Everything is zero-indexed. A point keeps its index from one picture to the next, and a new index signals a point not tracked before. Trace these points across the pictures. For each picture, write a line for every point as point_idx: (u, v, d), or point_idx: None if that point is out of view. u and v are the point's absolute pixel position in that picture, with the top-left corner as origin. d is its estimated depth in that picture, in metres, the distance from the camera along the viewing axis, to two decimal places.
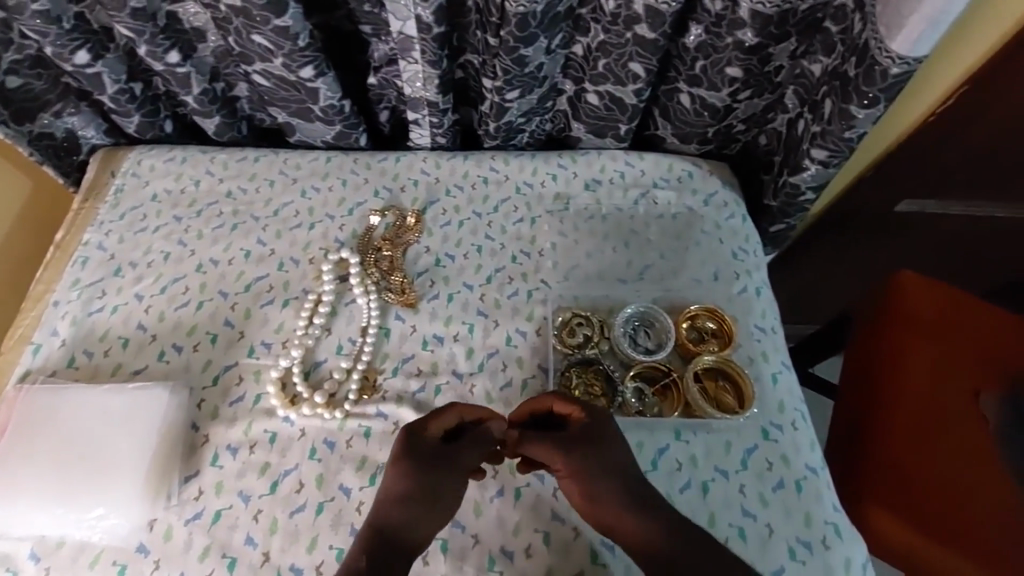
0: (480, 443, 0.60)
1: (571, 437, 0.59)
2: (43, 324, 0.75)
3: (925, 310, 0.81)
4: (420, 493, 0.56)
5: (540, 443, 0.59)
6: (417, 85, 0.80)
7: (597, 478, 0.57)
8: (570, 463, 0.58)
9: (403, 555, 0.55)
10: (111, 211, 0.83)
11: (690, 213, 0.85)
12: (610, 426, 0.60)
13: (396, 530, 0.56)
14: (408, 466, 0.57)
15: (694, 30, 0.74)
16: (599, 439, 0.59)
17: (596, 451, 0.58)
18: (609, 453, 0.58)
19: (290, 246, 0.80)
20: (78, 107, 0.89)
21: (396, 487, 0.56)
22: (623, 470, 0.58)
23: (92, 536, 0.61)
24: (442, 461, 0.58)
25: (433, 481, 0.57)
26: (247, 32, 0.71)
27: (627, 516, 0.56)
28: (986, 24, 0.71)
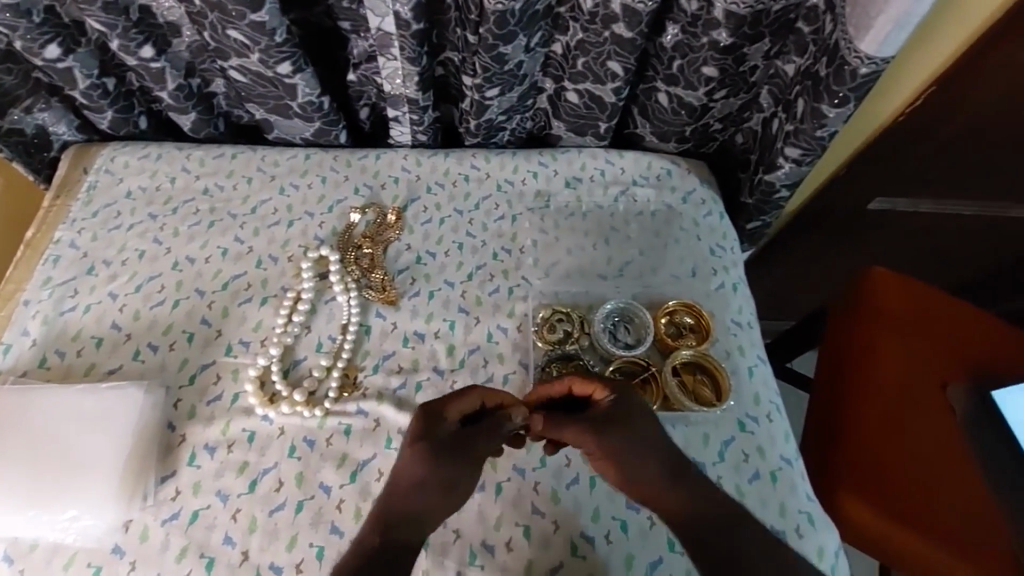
0: (500, 430, 0.58)
1: (601, 421, 0.56)
2: (12, 324, 0.73)
3: (895, 304, 0.84)
4: (438, 482, 0.56)
5: (570, 427, 0.57)
6: (397, 82, 0.80)
7: (635, 459, 0.56)
8: (601, 448, 0.57)
9: (420, 535, 0.57)
10: (84, 208, 0.81)
11: (668, 210, 0.86)
12: (640, 407, 0.58)
13: (413, 521, 0.56)
14: (427, 458, 0.55)
15: (671, 30, 0.76)
16: (628, 418, 0.57)
17: (630, 435, 0.56)
18: (642, 433, 0.57)
19: (268, 243, 0.79)
20: (50, 103, 0.87)
21: (414, 476, 0.55)
22: (652, 452, 0.57)
23: (65, 538, 0.60)
24: (459, 450, 0.56)
25: (451, 472, 0.56)
26: (223, 27, 0.71)
27: (669, 491, 0.57)
28: (950, 27, 0.73)
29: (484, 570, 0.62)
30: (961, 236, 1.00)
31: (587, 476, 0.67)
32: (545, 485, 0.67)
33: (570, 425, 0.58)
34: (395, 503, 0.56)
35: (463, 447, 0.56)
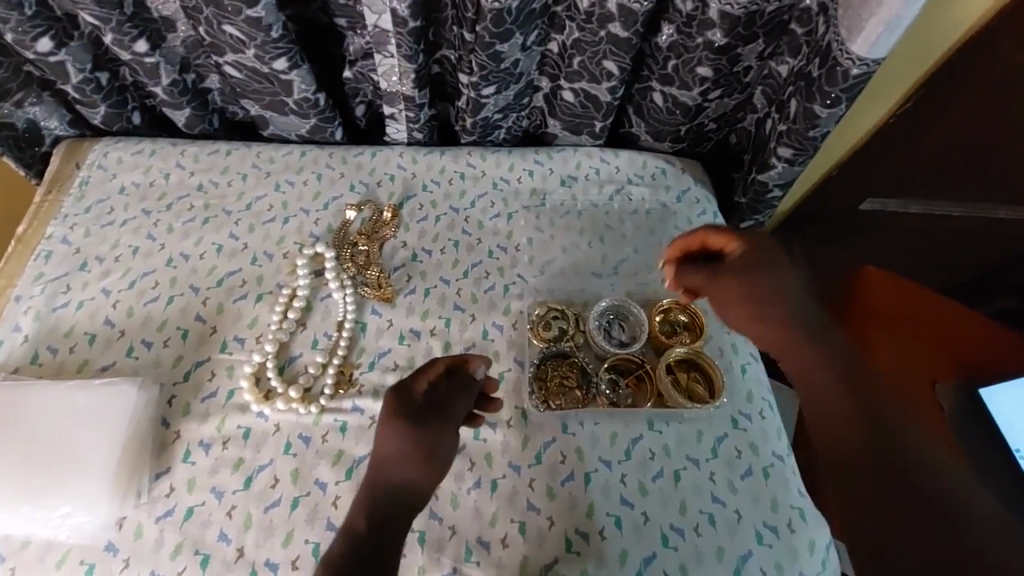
0: (467, 392, 0.63)
1: (739, 263, 0.66)
2: (4, 320, 0.72)
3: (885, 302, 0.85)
4: (411, 449, 0.58)
5: (703, 273, 0.68)
6: (394, 80, 0.80)
7: (756, 295, 0.64)
8: (742, 286, 0.65)
9: (403, 507, 0.58)
10: (76, 204, 0.81)
11: (663, 209, 0.86)
12: (767, 254, 0.66)
13: (403, 486, 0.58)
14: (399, 423, 0.59)
15: (666, 30, 0.77)
16: (750, 264, 0.66)
17: (757, 274, 0.65)
18: (773, 275, 0.64)
19: (264, 240, 0.79)
20: (41, 97, 0.86)
21: (385, 445, 0.59)
22: (788, 299, 0.63)
23: (58, 535, 0.59)
24: (425, 416, 0.60)
25: (422, 437, 0.59)
26: (218, 23, 0.70)
27: (801, 332, 0.62)
28: (940, 31, 0.75)
29: (479, 566, 0.63)
30: (951, 237, 1.01)
31: (582, 472, 0.68)
32: (541, 482, 0.67)
33: (701, 271, 0.69)
34: (374, 478, 0.59)
35: (429, 414, 0.60)
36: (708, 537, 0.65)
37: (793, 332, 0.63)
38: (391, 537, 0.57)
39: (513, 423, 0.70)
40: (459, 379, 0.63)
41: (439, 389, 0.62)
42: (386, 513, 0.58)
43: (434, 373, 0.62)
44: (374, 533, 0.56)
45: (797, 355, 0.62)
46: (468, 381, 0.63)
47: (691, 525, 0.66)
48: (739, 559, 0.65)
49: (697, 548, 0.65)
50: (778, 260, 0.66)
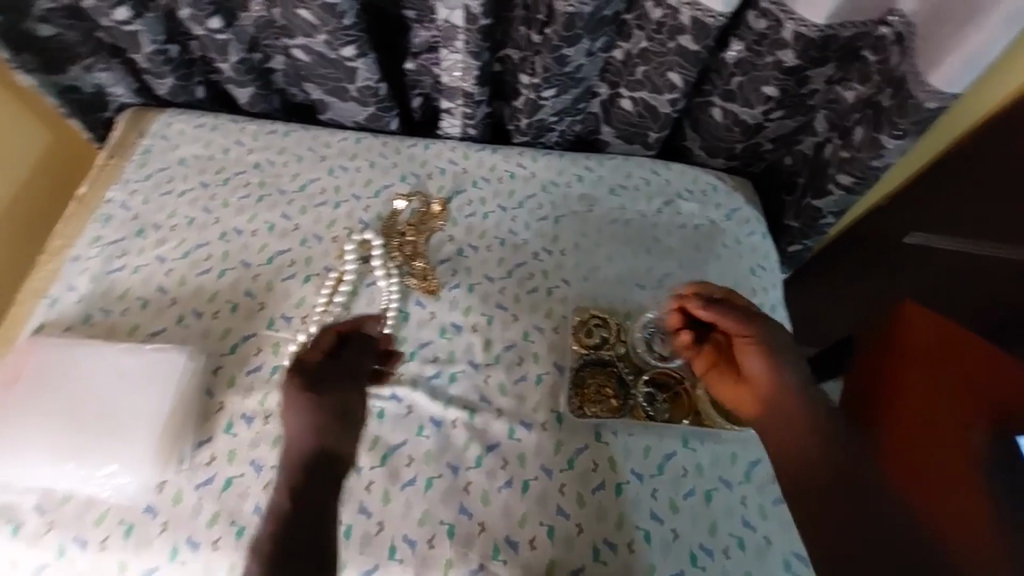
0: (365, 354, 0.66)
1: (748, 316, 0.62)
2: (61, 278, 0.74)
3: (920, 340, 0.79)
4: (322, 415, 0.59)
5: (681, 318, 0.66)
6: (456, 75, 0.81)
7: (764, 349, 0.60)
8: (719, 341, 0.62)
9: (332, 469, 0.58)
10: (137, 171, 0.82)
11: (711, 226, 0.86)
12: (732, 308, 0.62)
13: (325, 453, 0.58)
14: (303, 396, 0.60)
15: (735, 46, 0.75)
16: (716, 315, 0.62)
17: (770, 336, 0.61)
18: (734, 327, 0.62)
19: (314, 222, 0.80)
20: (110, 63, 0.87)
21: (302, 408, 0.59)
22: (788, 356, 0.60)
23: (101, 492, 0.61)
24: (325, 377, 0.62)
25: (329, 402, 0.60)
26: (294, 6, 0.72)
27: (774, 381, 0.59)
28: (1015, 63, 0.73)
29: (506, 566, 0.63)
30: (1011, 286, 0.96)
31: (613, 483, 0.68)
32: (572, 488, 0.67)
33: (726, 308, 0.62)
34: (292, 454, 0.57)
35: (321, 377, 0.61)
36: (735, 560, 0.65)
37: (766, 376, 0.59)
38: (325, 506, 0.56)
39: (549, 426, 0.70)
40: (358, 342, 0.66)
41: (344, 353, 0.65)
42: (314, 480, 0.57)
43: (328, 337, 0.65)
44: (303, 497, 0.55)
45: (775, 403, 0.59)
46: (365, 342, 0.67)
47: (720, 547, 0.65)
48: None
49: (723, 571, 0.64)
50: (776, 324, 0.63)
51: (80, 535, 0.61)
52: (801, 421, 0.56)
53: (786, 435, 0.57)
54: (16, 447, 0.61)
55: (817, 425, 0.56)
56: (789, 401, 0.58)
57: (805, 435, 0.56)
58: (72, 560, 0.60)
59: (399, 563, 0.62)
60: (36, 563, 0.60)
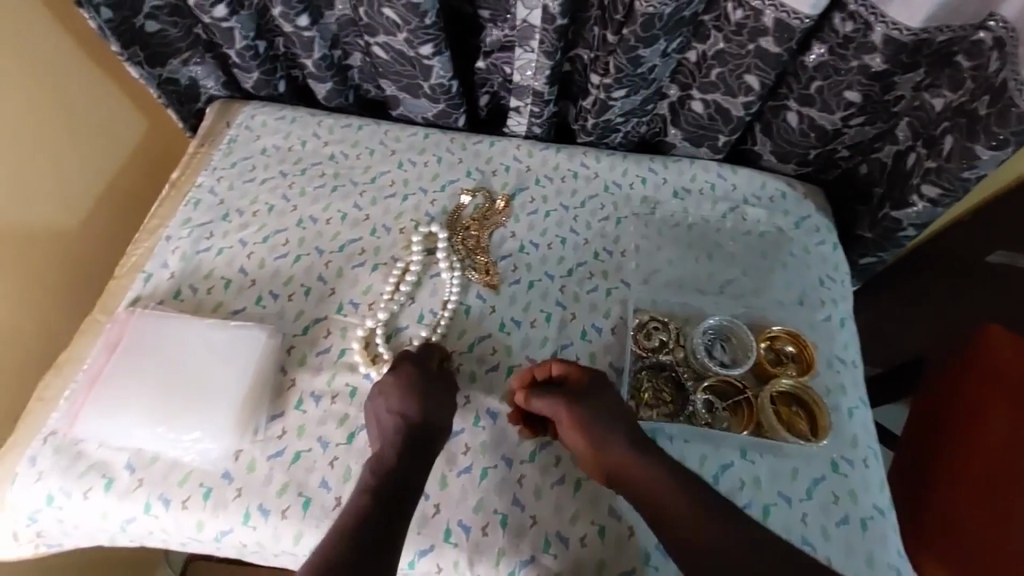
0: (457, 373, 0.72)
1: (576, 397, 0.64)
2: (155, 256, 0.80)
3: (1005, 367, 0.78)
4: (424, 410, 0.65)
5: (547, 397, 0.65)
6: (527, 74, 0.82)
7: (598, 426, 0.63)
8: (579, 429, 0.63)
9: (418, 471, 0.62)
10: (224, 158, 0.88)
11: (779, 233, 0.83)
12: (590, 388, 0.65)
13: (419, 440, 0.64)
14: (411, 391, 0.66)
15: (816, 50, 0.73)
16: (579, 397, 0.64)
17: (597, 413, 0.63)
18: (592, 404, 0.64)
19: (383, 213, 0.83)
20: (204, 57, 0.94)
21: (407, 408, 0.65)
22: (624, 422, 0.64)
23: (185, 455, 0.65)
24: (433, 386, 0.68)
25: (431, 401, 0.66)
26: (379, 5, 0.75)
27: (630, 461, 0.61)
28: None
29: (557, 560, 0.63)
30: None
31: None
32: None
33: (553, 395, 0.65)
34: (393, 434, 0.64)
35: (429, 386, 0.67)
36: None
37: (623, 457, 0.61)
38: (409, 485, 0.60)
39: None
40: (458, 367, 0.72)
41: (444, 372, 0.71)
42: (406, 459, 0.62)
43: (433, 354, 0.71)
44: (390, 484, 0.59)
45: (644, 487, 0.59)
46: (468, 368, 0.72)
47: None
48: None
49: None
50: (592, 387, 0.65)
51: (165, 494, 0.65)
52: (648, 482, 0.59)
53: (651, 501, 0.58)
54: (114, 408, 0.67)
55: (659, 477, 0.59)
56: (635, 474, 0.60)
57: (661, 493, 0.58)
58: (157, 517, 0.65)
59: (454, 547, 0.64)
60: (126, 517, 0.66)
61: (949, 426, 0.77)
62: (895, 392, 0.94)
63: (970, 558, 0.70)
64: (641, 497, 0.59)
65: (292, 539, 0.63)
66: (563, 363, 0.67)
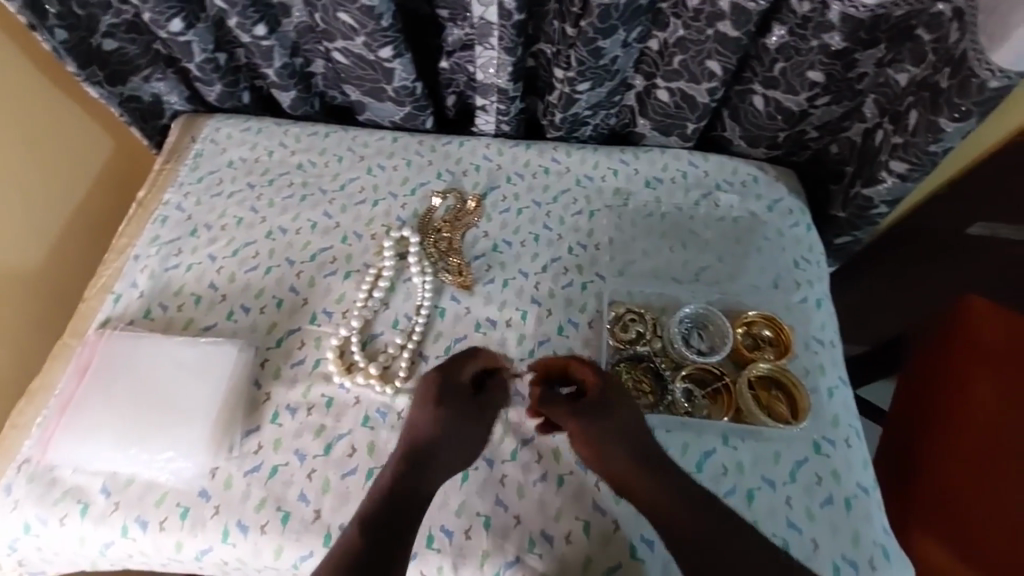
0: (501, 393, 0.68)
1: (591, 406, 0.64)
2: (123, 276, 0.79)
3: (986, 340, 0.76)
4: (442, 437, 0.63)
5: (557, 404, 0.65)
6: (490, 71, 0.81)
7: (610, 438, 0.62)
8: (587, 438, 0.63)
9: (428, 488, 0.62)
10: (190, 173, 0.87)
11: (752, 218, 0.83)
12: (604, 395, 0.64)
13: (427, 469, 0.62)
14: (437, 415, 0.64)
15: (777, 31, 0.72)
16: (590, 405, 0.64)
17: (610, 423, 0.63)
18: (605, 413, 0.63)
19: (354, 220, 0.83)
20: (166, 73, 0.93)
21: (425, 434, 0.63)
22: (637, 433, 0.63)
23: (160, 476, 0.65)
24: (463, 414, 0.65)
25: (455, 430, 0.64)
26: (334, 10, 0.74)
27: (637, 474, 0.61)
28: None
29: (542, 559, 0.63)
30: None
31: None
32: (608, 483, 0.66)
33: (560, 402, 0.65)
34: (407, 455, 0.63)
35: (458, 412, 0.65)
36: None
37: (629, 466, 0.62)
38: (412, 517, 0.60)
39: None
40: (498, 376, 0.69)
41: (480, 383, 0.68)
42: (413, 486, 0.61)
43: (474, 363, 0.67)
44: (391, 513, 0.59)
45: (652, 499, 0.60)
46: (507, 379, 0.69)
47: None
48: None
49: None
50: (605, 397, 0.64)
51: (142, 516, 0.64)
52: (655, 493, 0.60)
53: (659, 512, 0.60)
54: (85, 432, 0.66)
55: (666, 490, 0.60)
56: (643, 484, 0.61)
57: (665, 506, 0.60)
58: (135, 539, 0.64)
59: (437, 552, 0.63)
60: (104, 542, 0.65)
61: (934, 403, 0.77)
62: (879, 370, 0.94)
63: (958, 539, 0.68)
64: (647, 507, 0.61)
65: (273, 554, 0.63)
66: (581, 368, 0.66)
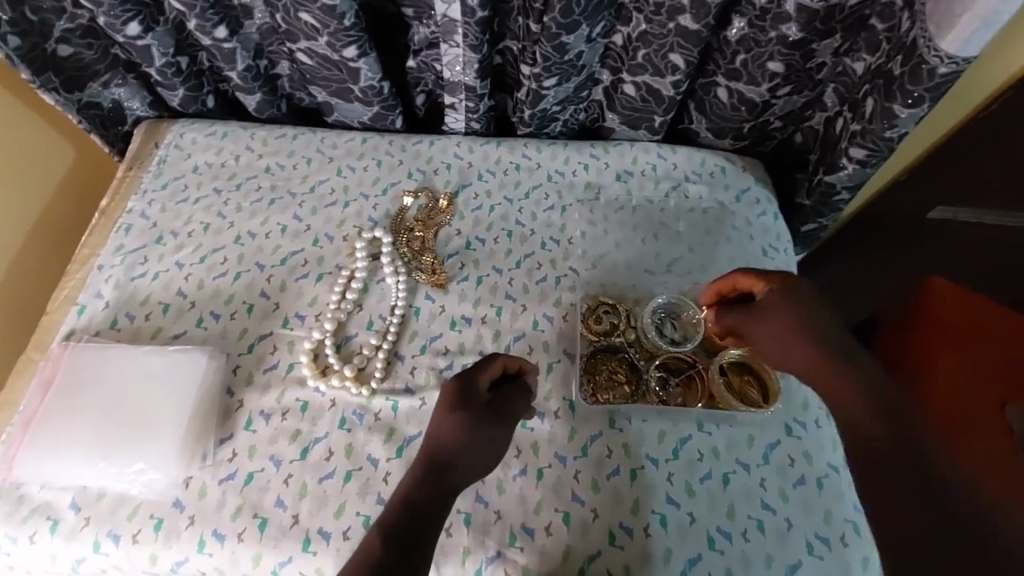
0: (522, 393, 0.66)
1: (759, 308, 0.61)
2: (87, 287, 0.77)
3: (948, 318, 0.78)
4: (465, 442, 0.60)
5: (731, 314, 0.64)
6: (457, 69, 0.81)
7: (792, 335, 0.58)
8: (763, 330, 0.60)
9: (448, 500, 0.60)
10: (154, 180, 0.85)
11: (720, 208, 0.84)
12: (782, 300, 0.60)
13: (449, 474, 0.60)
14: (456, 419, 0.61)
15: (737, 24, 0.74)
16: (759, 303, 0.62)
17: (759, 312, 0.61)
18: (787, 312, 0.59)
19: (325, 222, 0.82)
20: (126, 78, 0.91)
21: (448, 440, 0.60)
22: (798, 325, 0.58)
23: (131, 489, 0.63)
24: (482, 416, 0.62)
25: (478, 434, 0.61)
26: (296, 10, 0.73)
27: (810, 357, 0.57)
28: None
29: (523, 552, 0.63)
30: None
31: (628, 468, 0.67)
32: (586, 474, 0.67)
33: (731, 309, 0.65)
34: (430, 459, 0.60)
35: (478, 416, 0.62)
36: (755, 543, 0.64)
37: (815, 355, 0.56)
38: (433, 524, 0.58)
39: (562, 414, 0.71)
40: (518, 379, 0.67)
41: (503, 389, 0.66)
42: (433, 492, 0.59)
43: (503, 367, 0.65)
44: (410, 521, 0.57)
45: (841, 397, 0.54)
46: (525, 386, 0.67)
47: (739, 530, 0.64)
48: (787, 568, 0.63)
49: (744, 554, 0.63)
50: (825, 314, 0.59)
51: (114, 530, 0.63)
52: (838, 398, 0.54)
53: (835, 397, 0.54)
54: (51, 446, 0.64)
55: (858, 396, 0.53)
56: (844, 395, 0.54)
57: (880, 437, 0.51)
58: (108, 554, 0.63)
59: None
60: (75, 558, 0.63)
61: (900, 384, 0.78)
62: None
63: None
64: (843, 414, 0.54)
65: (252, 562, 0.62)
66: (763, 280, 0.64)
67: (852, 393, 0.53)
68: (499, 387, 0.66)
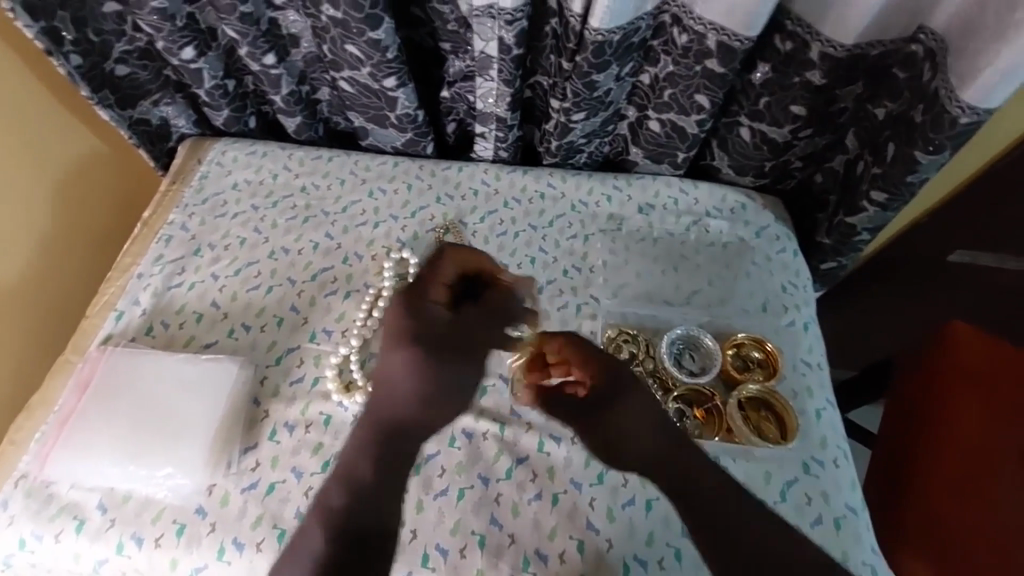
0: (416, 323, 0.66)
1: (586, 398, 0.65)
2: (126, 293, 0.80)
3: (962, 358, 0.78)
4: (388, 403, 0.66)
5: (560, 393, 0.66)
6: (490, 101, 0.85)
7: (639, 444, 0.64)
8: (592, 418, 0.65)
9: (412, 447, 0.67)
10: (196, 195, 0.89)
11: (740, 244, 0.86)
12: (615, 392, 0.65)
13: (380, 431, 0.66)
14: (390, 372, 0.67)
15: (762, 68, 0.77)
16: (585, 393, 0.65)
17: (613, 421, 0.64)
18: (617, 405, 0.65)
19: (355, 241, 0.85)
20: (174, 98, 0.96)
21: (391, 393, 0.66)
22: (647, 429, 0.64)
23: (158, 492, 0.65)
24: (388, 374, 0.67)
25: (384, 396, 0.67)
26: (342, 42, 0.77)
27: (636, 441, 0.64)
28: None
29: None
30: None
31: (644, 498, 0.67)
32: (602, 502, 0.67)
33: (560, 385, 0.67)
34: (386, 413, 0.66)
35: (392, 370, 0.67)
36: None
37: (639, 442, 0.64)
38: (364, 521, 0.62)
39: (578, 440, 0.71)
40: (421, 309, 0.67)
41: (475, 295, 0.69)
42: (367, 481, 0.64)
43: (470, 263, 0.69)
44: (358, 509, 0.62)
45: (660, 465, 0.63)
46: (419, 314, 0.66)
47: None
48: None
49: None
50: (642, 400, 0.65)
51: (138, 533, 0.64)
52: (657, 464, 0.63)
53: (658, 463, 0.63)
54: (82, 447, 0.66)
55: (667, 458, 0.64)
56: (709, 496, 0.62)
57: (679, 476, 0.63)
58: (129, 557, 0.64)
59: (431, 571, 0.63)
60: (98, 559, 0.65)
61: (919, 425, 0.78)
62: (864, 392, 0.95)
63: (951, 549, 0.70)
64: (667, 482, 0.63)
65: None
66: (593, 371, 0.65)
67: (671, 462, 0.63)
68: (458, 292, 0.69)
